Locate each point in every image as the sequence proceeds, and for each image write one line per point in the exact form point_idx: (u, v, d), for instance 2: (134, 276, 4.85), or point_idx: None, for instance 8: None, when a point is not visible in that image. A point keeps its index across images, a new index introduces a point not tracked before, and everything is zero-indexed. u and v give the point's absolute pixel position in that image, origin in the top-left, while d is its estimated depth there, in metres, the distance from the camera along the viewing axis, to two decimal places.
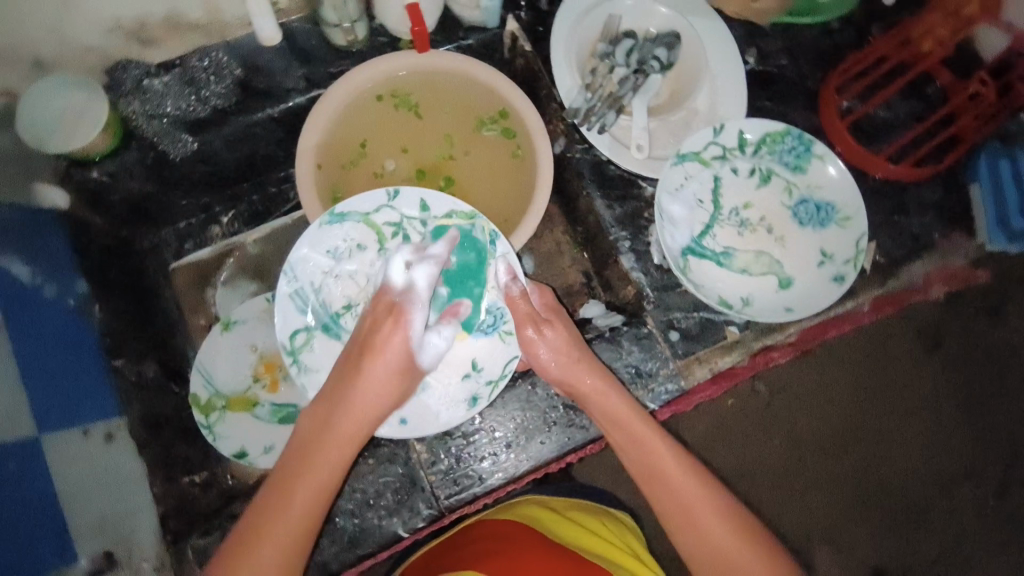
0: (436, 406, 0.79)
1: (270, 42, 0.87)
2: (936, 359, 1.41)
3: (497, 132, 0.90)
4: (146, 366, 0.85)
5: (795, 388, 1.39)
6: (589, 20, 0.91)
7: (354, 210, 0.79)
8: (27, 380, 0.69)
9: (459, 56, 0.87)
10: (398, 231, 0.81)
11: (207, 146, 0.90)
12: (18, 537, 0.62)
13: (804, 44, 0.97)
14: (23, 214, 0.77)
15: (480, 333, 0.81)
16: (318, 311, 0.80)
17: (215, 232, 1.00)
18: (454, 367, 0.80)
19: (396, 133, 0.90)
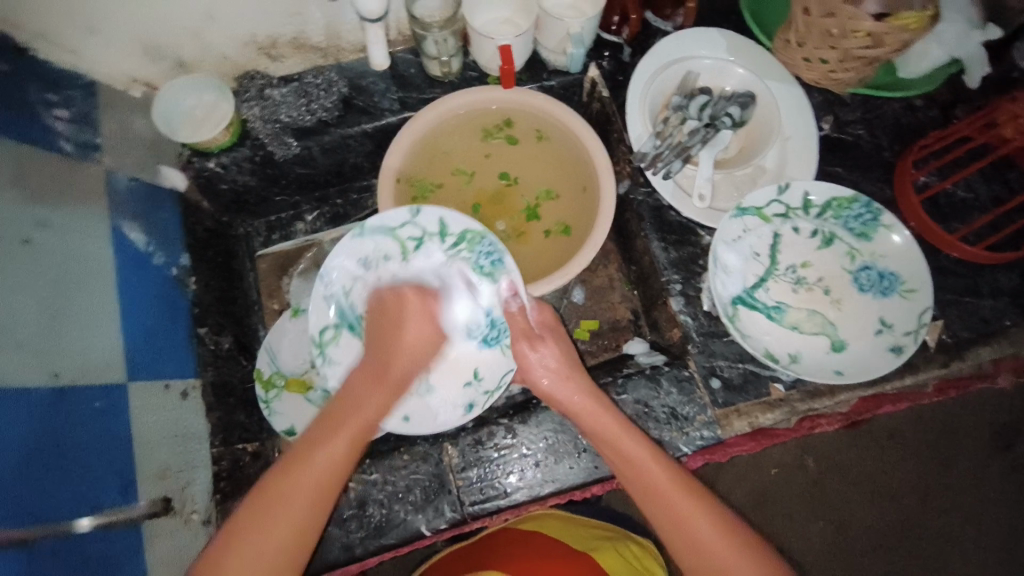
0: (436, 407, 0.84)
1: (378, 66, 0.99)
2: (1007, 460, 1.31)
3: (504, 139, 0.98)
4: (224, 339, 0.95)
5: (845, 467, 1.32)
6: (669, 74, 0.96)
7: (382, 224, 0.86)
8: (129, 332, 0.78)
9: (542, 95, 0.93)
10: (420, 245, 0.87)
11: (306, 151, 1.00)
12: (95, 466, 0.68)
13: (884, 116, 0.97)
14: (145, 188, 0.89)
15: (484, 345, 0.87)
16: (346, 312, 0.87)
17: (299, 228, 1.12)
18: (456, 375, 0.86)
19: (462, 157, 0.98)
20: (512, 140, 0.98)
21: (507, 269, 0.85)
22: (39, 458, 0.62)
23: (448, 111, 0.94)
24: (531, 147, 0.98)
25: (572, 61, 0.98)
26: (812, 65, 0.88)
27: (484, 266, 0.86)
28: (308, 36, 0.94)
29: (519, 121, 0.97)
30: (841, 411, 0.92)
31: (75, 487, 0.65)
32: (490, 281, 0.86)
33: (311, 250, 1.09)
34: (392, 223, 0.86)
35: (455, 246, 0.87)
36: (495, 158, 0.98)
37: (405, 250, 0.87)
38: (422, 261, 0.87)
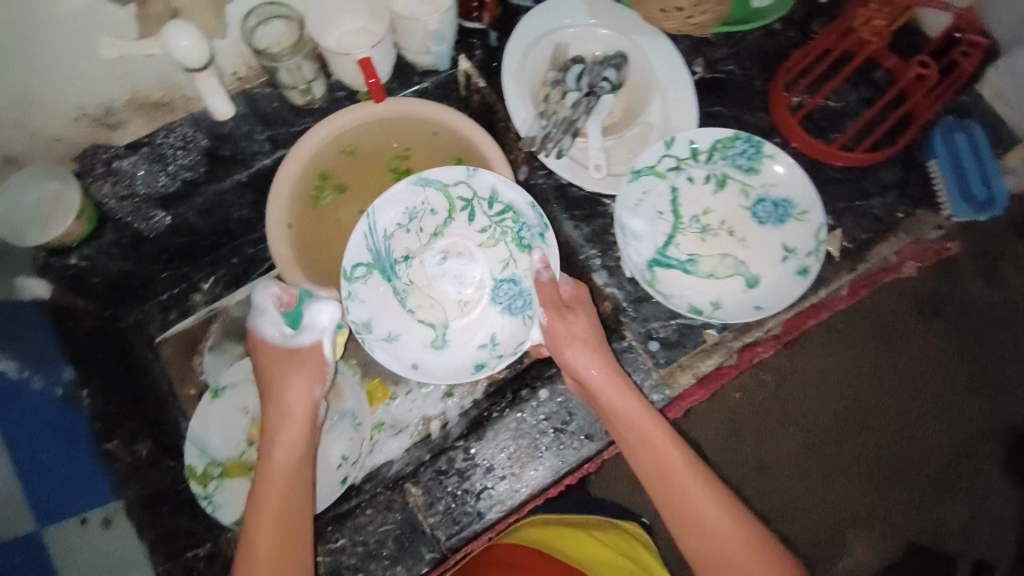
0: (452, 361, 0.86)
1: (221, 117, 0.89)
2: (938, 327, 1.37)
3: (331, 194, 0.91)
4: (141, 444, 0.87)
5: (795, 375, 1.38)
6: (538, 52, 0.95)
7: (437, 179, 0.87)
8: (28, 480, 0.80)
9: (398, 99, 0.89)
10: (468, 206, 0.88)
11: (179, 219, 0.93)
12: None
13: (750, 47, 1.00)
14: (6, 311, 0.82)
15: (507, 312, 0.87)
16: (383, 254, 0.87)
17: (197, 300, 1.00)
18: (475, 335, 0.87)
19: (326, 222, 0.91)
20: (342, 189, 0.92)
21: (546, 244, 0.85)
22: None
23: (292, 169, 0.88)
24: (360, 162, 0.92)
25: (439, 59, 0.95)
26: (671, 15, 0.95)
27: (525, 237, 0.87)
28: (146, 95, 0.84)
29: (330, 167, 0.91)
30: (773, 335, 0.93)
31: None
32: (527, 254, 0.87)
33: (218, 319, 0.99)
34: (448, 180, 0.87)
35: (500, 213, 0.88)
36: (351, 203, 0.93)
37: (452, 207, 0.88)
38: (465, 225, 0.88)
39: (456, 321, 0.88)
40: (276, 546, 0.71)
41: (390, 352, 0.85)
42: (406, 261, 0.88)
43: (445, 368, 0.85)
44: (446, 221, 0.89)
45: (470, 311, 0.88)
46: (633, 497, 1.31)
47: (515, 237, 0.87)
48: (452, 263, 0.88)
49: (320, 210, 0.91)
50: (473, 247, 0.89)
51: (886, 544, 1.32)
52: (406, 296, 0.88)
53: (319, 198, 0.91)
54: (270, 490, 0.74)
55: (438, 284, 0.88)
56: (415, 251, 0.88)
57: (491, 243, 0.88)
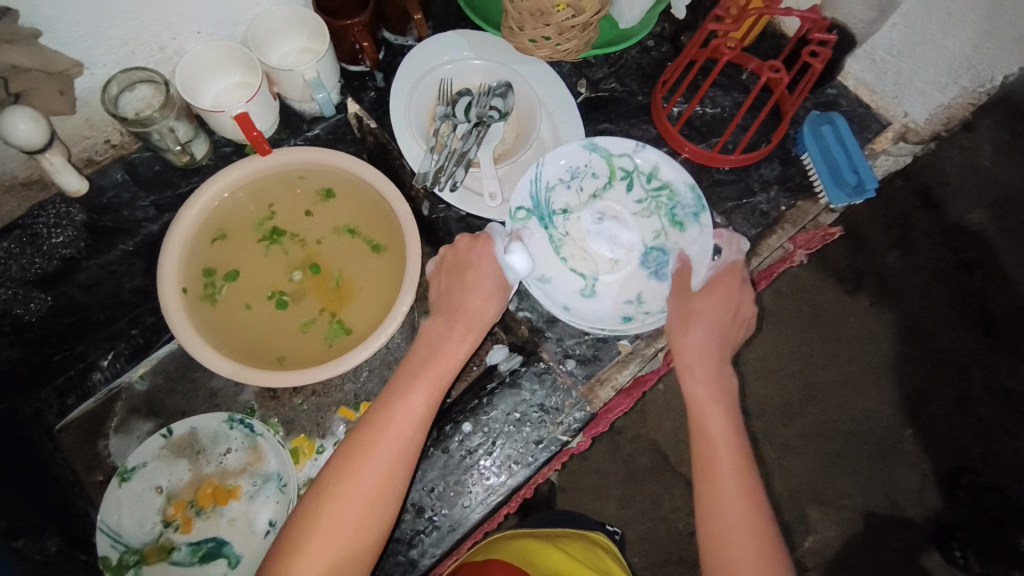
0: (598, 316, 0.81)
1: (77, 193, 0.89)
2: (859, 302, 1.42)
3: (222, 284, 0.87)
4: (48, 540, 0.80)
5: (735, 365, 1.42)
6: (422, 89, 0.97)
7: (605, 145, 0.85)
8: None
9: (249, 160, 0.87)
10: (628, 177, 0.86)
11: (65, 298, 0.90)
12: None
13: (628, 64, 1.06)
14: None
15: (654, 276, 0.82)
16: (542, 204, 0.84)
17: (97, 379, 0.94)
18: (623, 293, 0.82)
19: (226, 307, 0.86)
20: (232, 276, 0.87)
21: (700, 224, 0.83)
22: None
23: (173, 247, 0.83)
24: (240, 241, 0.89)
25: (324, 106, 0.94)
26: (541, 45, 0.89)
27: (679, 214, 0.84)
28: (10, 176, 0.85)
29: (218, 264, 0.87)
30: None
31: None
32: (677, 230, 0.84)
33: (121, 396, 0.95)
34: (615, 149, 0.85)
35: (658, 189, 0.85)
36: (244, 285, 0.88)
37: (613, 175, 0.85)
38: (622, 193, 0.85)
39: (605, 276, 0.83)
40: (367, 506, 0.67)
41: (543, 291, 0.80)
42: (567, 214, 0.85)
43: (599, 316, 0.80)
44: (608, 187, 0.86)
45: (620, 273, 0.83)
46: (596, 507, 1.32)
47: (668, 215, 0.84)
48: (609, 224, 0.84)
49: (216, 303, 0.86)
50: (627, 215, 0.85)
51: (843, 517, 1.36)
52: (561, 246, 0.83)
53: (209, 285, 0.86)
54: (382, 446, 0.69)
55: (591, 241, 0.84)
56: (573, 207, 0.84)
57: (647, 214, 0.84)
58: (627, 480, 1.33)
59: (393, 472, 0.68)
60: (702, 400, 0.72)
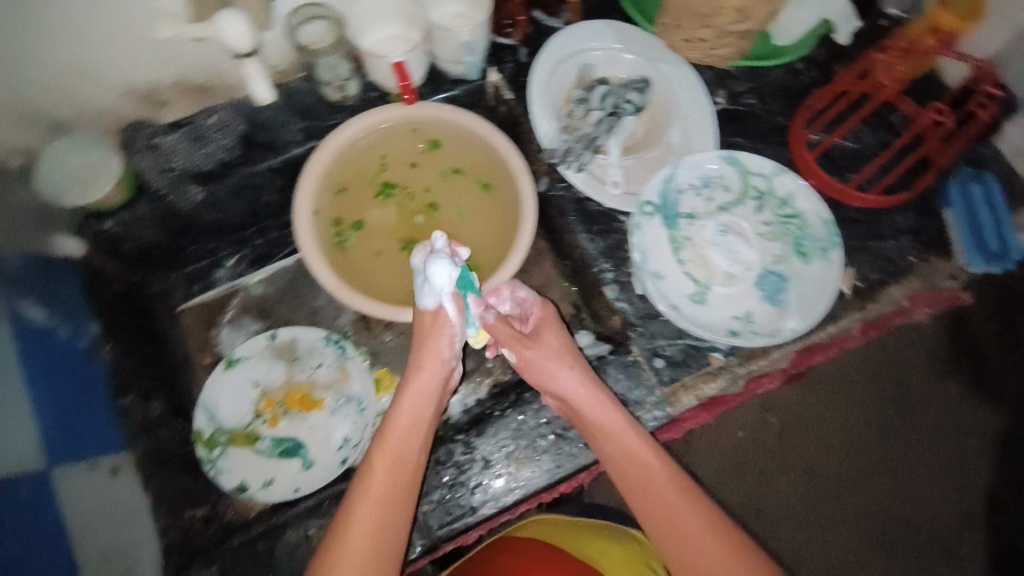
0: (705, 322, 0.78)
1: (263, 101, 0.94)
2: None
3: (349, 232, 0.94)
4: (153, 405, 0.89)
5: None
6: (566, 68, 0.98)
7: (747, 161, 0.83)
8: (36, 398, 0.77)
9: (380, 111, 0.92)
10: (763, 197, 0.82)
11: (211, 196, 0.96)
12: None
13: (771, 82, 1.03)
14: (39, 264, 0.83)
15: (769, 299, 0.78)
16: (670, 202, 0.82)
17: (219, 275, 1.03)
18: (733, 306, 0.78)
19: (355, 248, 0.94)
20: (359, 227, 0.95)
21: (828, 260, 0.79)
22: None
23: (309, 179, 0.90)
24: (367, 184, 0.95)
25: (469, 68, 0.98)
26: (694, 45, 0.91)
27: (807, 245, 0.80)
28: (189, 79, 0.89)
29: (345, 216, 0.94)
30: (784, 368, 0.92)
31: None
32: (802, 260, 0.80)
33: (236, 296, 1.04)
34: (755, 167, 0.82)
35: (790, 216, 0.82)
36: (369, 232, 0.95)
37: (746, 193, 0.83)
38: (753, 211, 0.82)
39: (719, 287, 0.79)
40: (379, 508, 0.69)
41: (654, 286, 0.78)
42: (693, 219, 0.82)
43: (704, 321, 0.77)
44: (739, 204, 0.83)
45: (735, 287, 0.79)
46: None
47: (795, 243, 0.80)
48: (733, 239, 0.81)
49: (347, 247, 0.94)
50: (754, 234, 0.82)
51: None
52: (679, 248, 0.81)
53: (338, 223, 0.94)
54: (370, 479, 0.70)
55: (712, 251, 0.81)
56: (699, 213, 0.82)
57: (774, 237, 0.81)
58: None
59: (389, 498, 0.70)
60: (617, 436, 0.76)
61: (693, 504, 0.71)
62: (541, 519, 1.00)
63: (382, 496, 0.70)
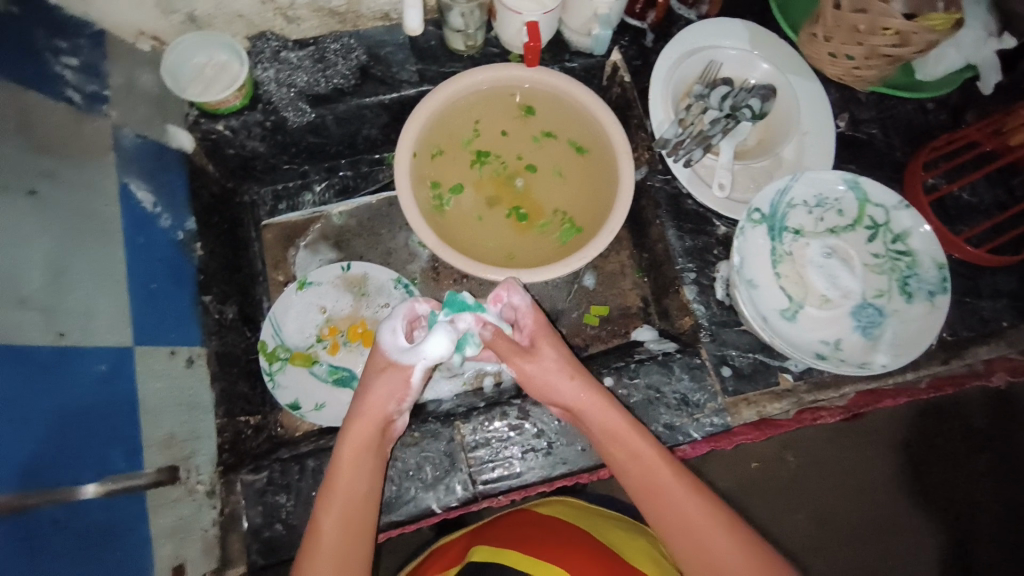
0: (794, 340, 0.76)
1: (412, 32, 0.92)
2: (975, 464, 1.37)
3: (446, 198, 0.93)
4: (229, 307, 0.90)
5: (827, 461, 1.36)
6: (691, 62, 0.95)
7: (866, 188, 0.80)
8: (132, 279, 0.73)
9: (485, 73, 0.92)
10: (875, 228, 0.80)
11: (320, 120, 0.95)
12: (82, 444, 0.61)
13: (898, 116, 1.00)
14: (155, 148, 0.83)
15: (862, 331, 0.76)
16: (779, 214, 0.80)
17: (307, 199, 1.07)
18: (824, 330, 0.77)
19: (455, 212, 0.93)
20: (457, 190, 0.94)
21: (932, 304, 0.77)
22: (51, 422, 0.58)
23: (417, 125, 0.90)
24: (469, 145, 0.95)
25: (598, 43, 0.96)
26: (837, 61, 0.89)
27: (911, 285, 0.78)
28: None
29: (442, 178, 0.94)
30: (842, 405, 0.94)
31: (46, 458, 0.57)
32: (903, 299, 0.78)
33: (318, 222, 1.06)
34: (875, 196, 0.80)
35: (900, 252, 0.79)
36: (465, 198, 0.94)
37: (858, 220, 0.81)
38: (862, 240, 0.80)
39: (814, 308, 0.77)
40: (339, 553, 0.68)
41: (749, 295, 0.76)
42: (799, 236, 0.80)
43: (794, 339, 0.75)
44: (848, 230, 0.81)
45: (829, 312, 0.77)
46: None
47: (900, 280, 0.78)
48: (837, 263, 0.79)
49: (447, 213, 0.93)
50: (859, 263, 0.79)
51: None
52: (779, 262, 0.79)
53: (437, 182, 0.93)
54: (337, 493, 0.70)
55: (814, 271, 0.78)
56: (806, 230, 0.80)
57: (879, 270, 0.78)
58: None
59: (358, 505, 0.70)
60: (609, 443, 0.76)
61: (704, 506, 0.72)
62: (558, 500, 1.06)
63: (353, 503, 0.70)
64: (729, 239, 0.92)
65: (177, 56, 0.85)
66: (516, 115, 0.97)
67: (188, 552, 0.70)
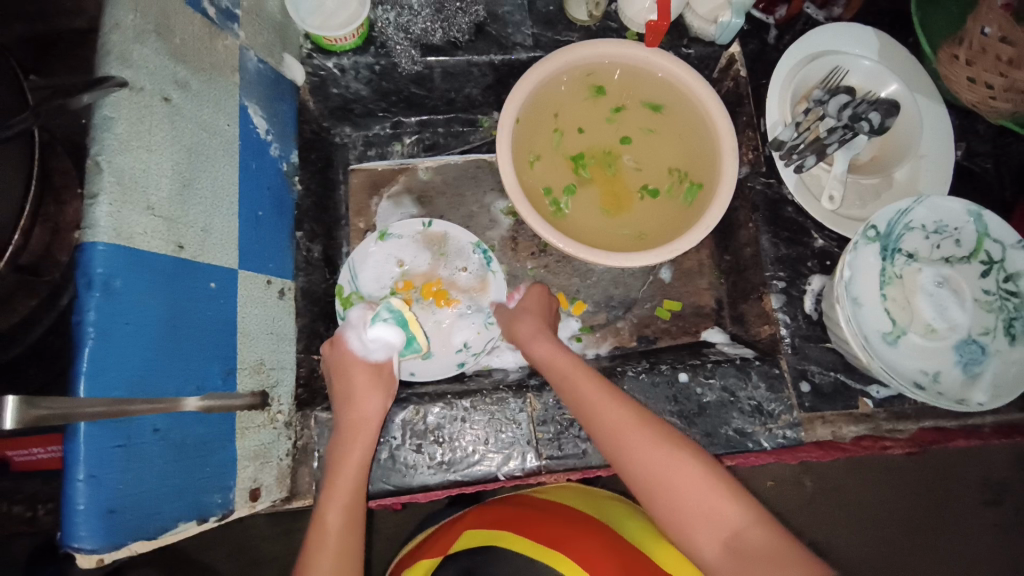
0: (892, 366, 0.74)
1: None
2: (991, 517, 1.35)
3: (563, 201, 0.90)
4: (315, 247, 0.90)
5: (844, 492, 1.35)
6: (817, 65, 0.91)
7: (988, 222, 0.77)
8: (241, 202, 0.73)
9: (577, 52, 0.88)
10: (990, 265, 0.77)
11: (427, 71, 0.93)
12: (187, 358, 0.61)
13: (1015, 155, 0.97)
14: (270, 75, 0.82)
15: (962, 367, 0.75)
16: (893, 236, 0.78)
17: (396, 149, 1.06)
18: (923, 361, 0.75)
19: (583, 219, 0.90)
20: (571, 191, 0.91)
21: None
22: (163, 331, 0.59)
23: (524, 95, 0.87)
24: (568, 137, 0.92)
25: (723, 31, 0.92)
26: (974, 87, 0.84)
27: (1020, 329, 0.75)
28: None
29: (553, 183, 0.91)
30: (910, 439, 0.87)
31: (154, 367, 0.58)
32: (1009, 341, 0.75)
33: (405, 174, 1.05)
34: (995, 231, 0.77)
35: (1013, 293, 0.76)
36: (578, 203, 0.91)
37: (974, 255, 0.78)
38: (976, 275, 0.77)
39: (917, 336, 0.75)
40: (346, 519, 0.69)
41: (851, 314, 0.75)
42: (910, 261, 0.78)
43: (892, 364, 0.74)
44: (961, 263, 0.78)
45: (930, 343, 0.75)
46: None
47: (1010, 322, 0.75)
48: (947, 294, 0.77)
49: (567, 217, 0.90)
50: (969, 298, 0.77)
51: None
52: (886, 284, 0.77)
53: (551, 189, 0.90)
54: (338, 489, 0.70)
55: (922, 299, 0.76)
56: (920, 256, 0.78)
57: (989, 309, 0.76)
58: None
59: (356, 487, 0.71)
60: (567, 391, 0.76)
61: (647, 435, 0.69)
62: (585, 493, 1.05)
63: (348, 492, 0.70)
64: (826, 253, 0.90)
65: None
66: (586, 96, 0.93)
67: (264, 477, 0.71)
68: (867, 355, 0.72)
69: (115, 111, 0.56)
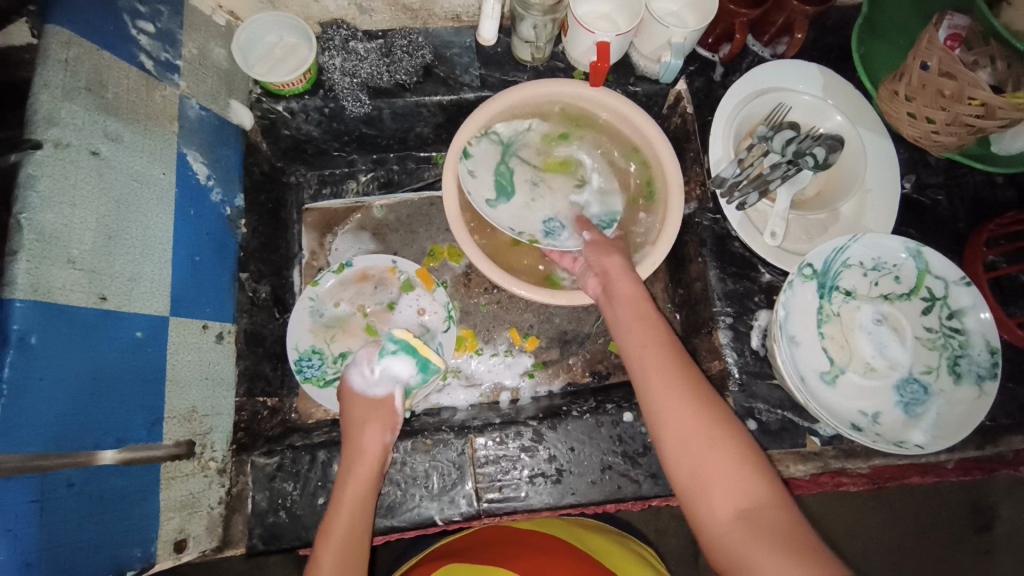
0: (832, 406, 0.74)
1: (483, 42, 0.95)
2: (980, 542, 1.32)
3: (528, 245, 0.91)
4: (262, 287, 0.91)
5: (826, 521, 1.32)
6: (760, 102, 0.91)
7: (930, 257, 0.76)
8: (175, 248, 0.73)
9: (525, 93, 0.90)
10: (930, 301, 0.77)
11: (376, 112, 0.95)
12: (109, 409, 0.61)
13: (966, 186, 0.97)
14: (214, 121, 0.84)
15: (906, 408, 0.74)
16: (831, 273, 0.77)
17: (351, 187, 1.08)
18: (863, 400, 0.74)
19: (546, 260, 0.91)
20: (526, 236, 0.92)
21: (982, 390, 0.73)
22: (79, 384, 0.59)
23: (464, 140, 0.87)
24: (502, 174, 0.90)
25: (666, 71, 0.92)
26: (916, 123, 0.85)
27: (961, 366, 0.74)
28: None
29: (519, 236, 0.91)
30: (865, 474, 0.88)
31: (70, 420, 0.57)
32: (951, 379, 0.74)
33: (358, 212, 1.06)
34: (936, 268, 0.76)
35: (954, 329, 0.76)
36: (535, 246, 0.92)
37: (915, 291, 0.77)
38: (915, 312, 0.77)
39: (856, 375, 0.75)
40: (343, 547, 0.67)
41: (790, 354, 0.74)
42: (850, 298, 0.77)
43: (830, 404, 0.73)
44: (901, 299, 0.77)
45: (869, 380, 0.75)
46: None
47: (951, 359, 0.75)
48: (885, 332, 0.76)
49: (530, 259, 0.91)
50: (909, 334, 0.76)
51: None
52: (825, 322, 0.77)
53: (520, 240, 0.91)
54: (336, 518, 0.69)
55: (861, 338, 0.76)
56: (858, 294, 0.78)
57: (929, 346, 0.75)
58: (683, 561, 1.28)
59: (366, 513, 0.71)
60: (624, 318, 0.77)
61: (697, 404, 0.68)
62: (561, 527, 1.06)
63: (359, 511, 0.70)
64: (772, 288, 0.90)
65: (243, 36, 0.85)
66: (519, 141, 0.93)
67: (192, 527, 0.71)
68: (805, 397, 0.72)
69: (39, 168, 0.58)
